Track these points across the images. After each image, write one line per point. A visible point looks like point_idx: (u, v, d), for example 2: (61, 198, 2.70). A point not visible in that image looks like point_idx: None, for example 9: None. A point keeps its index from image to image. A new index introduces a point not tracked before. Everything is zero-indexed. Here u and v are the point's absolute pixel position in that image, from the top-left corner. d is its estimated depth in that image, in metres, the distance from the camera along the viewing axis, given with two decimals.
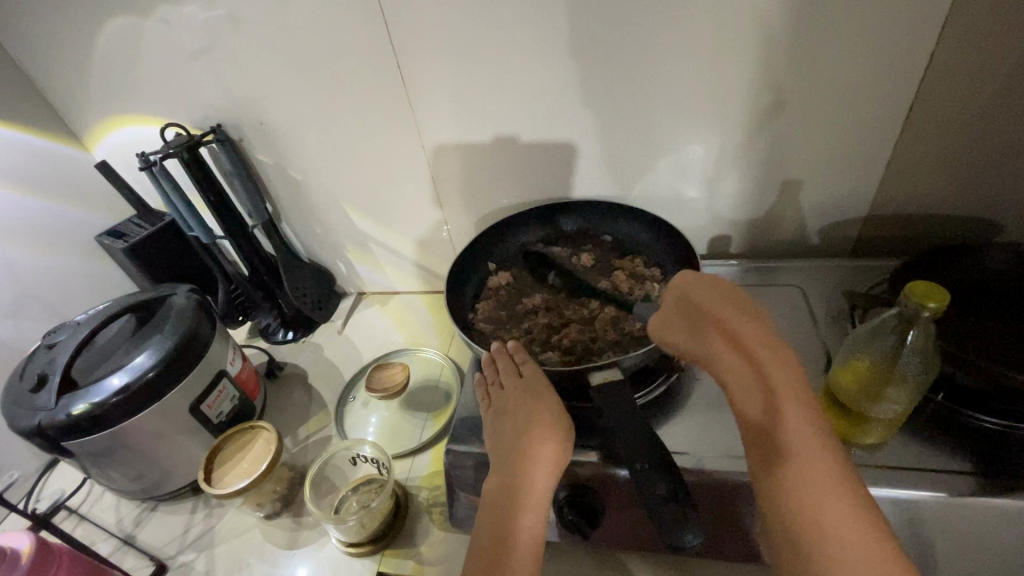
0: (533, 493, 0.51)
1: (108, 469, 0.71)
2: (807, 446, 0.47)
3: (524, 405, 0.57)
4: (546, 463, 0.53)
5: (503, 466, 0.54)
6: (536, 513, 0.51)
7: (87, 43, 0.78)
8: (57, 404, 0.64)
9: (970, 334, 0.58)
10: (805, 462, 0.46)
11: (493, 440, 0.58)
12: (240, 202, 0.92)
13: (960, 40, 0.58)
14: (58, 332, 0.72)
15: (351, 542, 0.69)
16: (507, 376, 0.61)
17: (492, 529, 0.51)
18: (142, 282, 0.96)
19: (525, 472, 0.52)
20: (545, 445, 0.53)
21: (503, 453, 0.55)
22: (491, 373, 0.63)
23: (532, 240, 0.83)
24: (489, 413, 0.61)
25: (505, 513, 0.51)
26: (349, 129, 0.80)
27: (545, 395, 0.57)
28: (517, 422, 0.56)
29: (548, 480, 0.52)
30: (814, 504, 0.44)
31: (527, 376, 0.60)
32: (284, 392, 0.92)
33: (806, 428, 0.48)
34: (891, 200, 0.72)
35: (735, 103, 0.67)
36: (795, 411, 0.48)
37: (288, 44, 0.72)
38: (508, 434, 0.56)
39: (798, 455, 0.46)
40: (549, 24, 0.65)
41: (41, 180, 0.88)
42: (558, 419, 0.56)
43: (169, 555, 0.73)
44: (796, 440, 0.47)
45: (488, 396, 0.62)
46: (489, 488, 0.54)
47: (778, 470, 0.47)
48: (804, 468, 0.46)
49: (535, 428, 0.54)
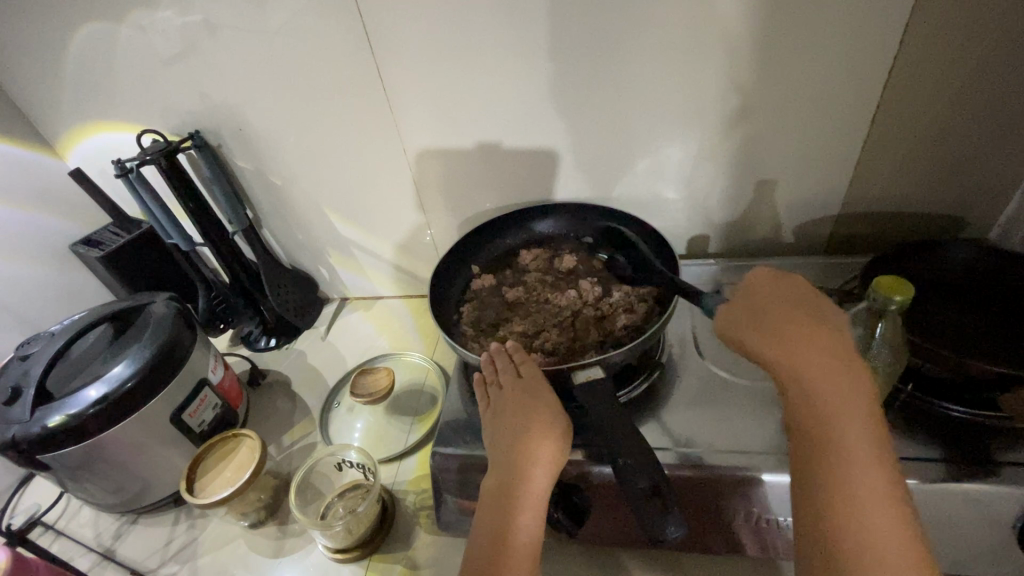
0: (532, 491, 0.51)
1: (86, 481, 0.69)
2: (861, 448, 0.44)
3: (520, 405, 0.56)
4: (544, 462, 0.52)
5: (500, 465, 0.54)
6: (533, 513, 0.51)
7: (58, 49, 0.77)
8: (32, 417, 0.62)
9: (939, 324, 0.60)
10: (858, 465, 0.43)
11: (490, 440, 0.57)
12: (219, 209, 0.91)
13: (921, 44, 0.60)
14: (32, 343, 0.71)
15: (338, 548, 0.68)
16: (505, 375, 0.60)
17: (490, 527, 0.51)
18: (118, 291, 0.94)
19: (522, 471, 0.52)
20: (541, 445, 0.53)
21: (501, 452, 0.55)
22: (490, 372, 0.62)
23: (513, 243, 0.84)
24: (486, 412, 0.60)
25: (503, 512, 0.51)
26: (330, 134, 0.80)
27: (542, 393, 0.57)
28: (514, 420, 0.55)
29: (546, 479, 0.52)
30: (856, 504, 0.42)
31: (524, 376, 0.59)
32: (267, 400, 0.92)
33: (857, 428, 0.44)
34: (861, 198, 0.74)
35: (710, 106, 0.69)
36: (856, 413, 0.44)
37: (267, 48, 0.72)
38: (506, 433, 0.55)
39: (852, 457, 0.43)
40: (528, 30, 0.66)
41: (14, 188, 0.86)
42: (555, 419, 0.55)
43: (151, 568, 0.72)
44: (845, 435, 0.44)
45: (486, 395, 0.61)
46: (487, 486, 0.53)
47: (821, 469, 0.44)
48: (854, 467, 0.43)
49: (532, 428, 0.54)
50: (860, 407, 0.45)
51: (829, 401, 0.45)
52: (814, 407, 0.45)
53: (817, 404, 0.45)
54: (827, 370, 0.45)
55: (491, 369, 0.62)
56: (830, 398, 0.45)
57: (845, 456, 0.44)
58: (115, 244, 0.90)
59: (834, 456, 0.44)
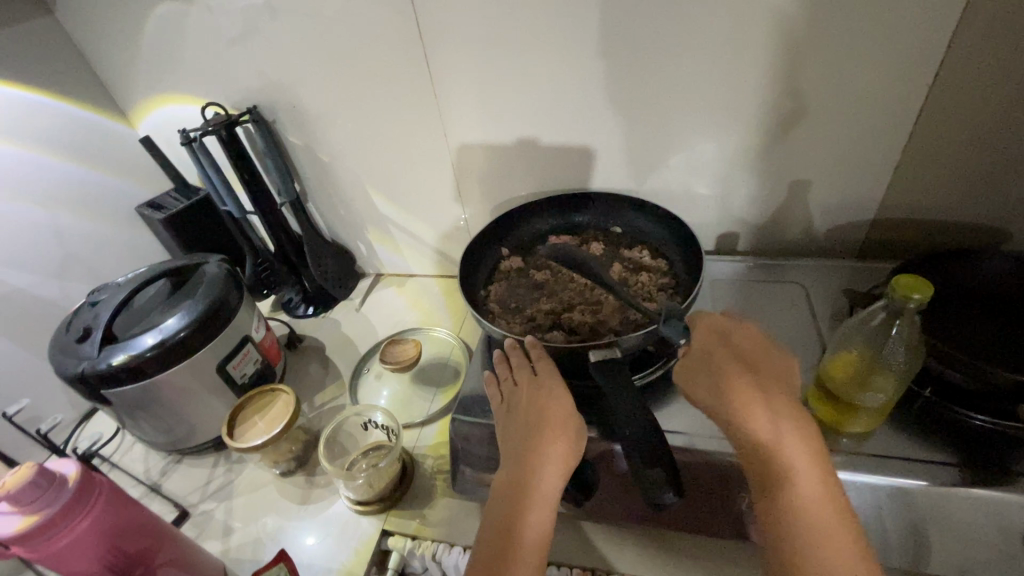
0: (542, 490, 0.53)
1: (141, 419, 0.76)
2: (812, 489, 0.47)
3: (536, 402, 0.59)
4: (556, 460, 0.54)
5: (514, 461, 0.56)
6: (542, 511, 0.52)
7: (137, 25, 0.85)
8: (99, 354, 0.69)
9: (968, 334, 0.58)
10: (809, 496, 0.46)
11: (504, 435, 0.60)
12: (270, 181, 0.97)
13: (971, 49, 0.59)
14: (102, 291, 0.78)
15: (359, 500, 0.73)
16: (521, 372, 0.62)
17: (498, 523, 0.53)
18: (175, 252, 1.01)
19: (534, 468, 0.54)
20: (554, 444, 0.55)
21: (515, 448, 0.57)
22: (504, 371, 0.65)
23: (544, 228, 0.86)
24: (501, 410, 0.62)
25: (512, 508, 0.53)
26: (376, 116, 0.84)
27: (557, 393, 0.58)
28: (529, 419, 0.58)
29: (557, 479, 0.53)
30: (811, 530, 0.45)
31: (539, 373, 0.61)
32: (303, 363, 0.97)
33: (806, 461, 0.47)
34: (898, 203, 0.73)
35: (747, 103, 0.70)
36: (800, 448, 0.48)
37: (323, 33, 0.77)
38: (521, 430, 0.58)
39: (806, 495, 0.46)
40: (571, 20, 0.68)
41: (90, 150, 0.94)
42: (568, 418, 0.57)
43: (192, 503, 0.79)
44: (795, 469, 0.47)
45: (501, 392, 0.64)
46: (498, 485, 0.56)
47: (782, 508, 0.47)
48: (804, 496, 0.46)
49: (546, 427, 0.56)
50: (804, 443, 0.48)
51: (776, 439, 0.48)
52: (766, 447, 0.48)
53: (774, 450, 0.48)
54: (774, 417, 0.49)
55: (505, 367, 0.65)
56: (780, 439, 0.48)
57: (800, 496, 0.46)
58: (175, 208, 0.97)
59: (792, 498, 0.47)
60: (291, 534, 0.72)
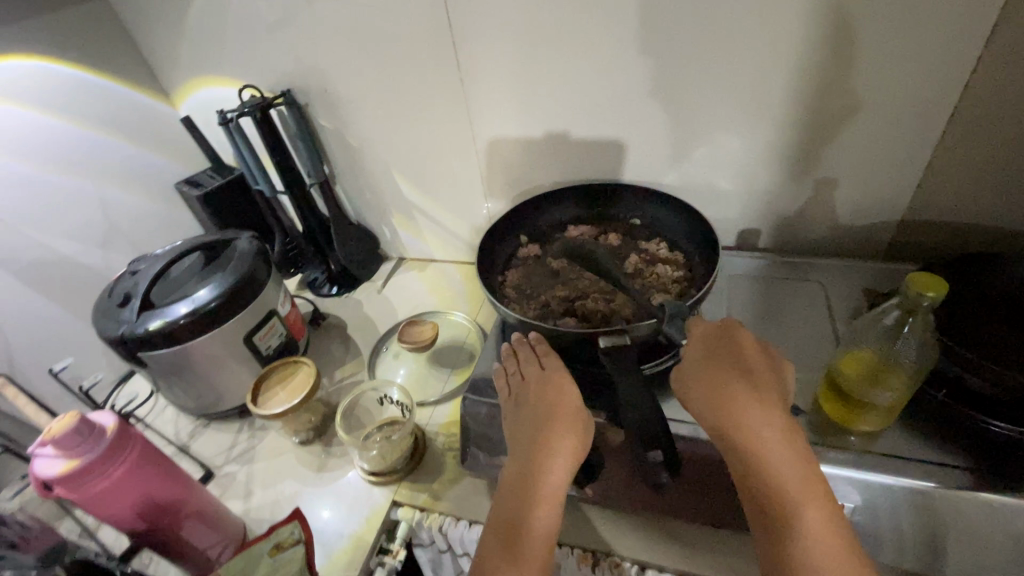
0: (551, 483, 0.55)
1: (173, 383, 0.81)
2: (799, 491, 0.47)
3: (545, 396, 0.61)
4: (565, 453, 0.56)
5: (523, 454, 0.58)
6: (550, 503, 0.54)
7: (182, 9, 0.88)
8: (137, 319, 0.74)
9: (991, 339, 0.57)
10: (796, 499, 0.47)
11: (513, 429, 0.62)
12: (301, 163, 1.00)
13: (1010, 45, 0.57)
14: (141, 261, 0.82)
15: (372, 471, 0.76)
16: (530, 367, 0.65)
17: (508, 515, 0.54)
18: (209, 227, 1.06)
19: (543, 461, 0.56)
20: (563, 438, 0.57)
21: (525, 442, 0.59)
22: (512, 365, 0.67)
23: (564, 218, 0.87)
24: (509, 404, 0.64)
25: (522, 500, 0.54)
26: (404, 103, 0.86)
27: (565, 389, 0.61)
28: (538, 413, 0.60)
29: (566, 472, 0.55)
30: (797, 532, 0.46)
31: (548, 369, 0.64)
32: (325, 339, 1.01)
33: (792, 465, 0.48)
34: (927, 204, 0.71)
35: (775, 97, 0.69)
36: (783, 452, 0.49)
37: (356, 19, 0.79)
38: (530, 424, 0.60)
39: (792, 497, 0.47)
40: (599, 10, 0.68)
41: (134, 128, 0.99)
42: (576, 413, 0.59)
43: (217, 464, 0.83)
44: (780, 472, 0.48)
45: (509, 387, 0.66)
46: (506, 478, 0.58)
47: (767, 510, 0.48)
48: (790, 499, 0.47)
49: (555, 421, 0.58)
50: (789, 448, 0.49)
51: (760, 443, 0.49)
52: (750, 450, 0.50)
53: (758, 453, 0.49)
54: (758, 421, 0.50)
55: (514, 362, 0.67)
56: (763, 442, 0.49)
57: (785, 497, 0.47)
58: (210, 185, 1.02)
59: (778, 500, 0.47)
60: (307, 499, 0.76)
